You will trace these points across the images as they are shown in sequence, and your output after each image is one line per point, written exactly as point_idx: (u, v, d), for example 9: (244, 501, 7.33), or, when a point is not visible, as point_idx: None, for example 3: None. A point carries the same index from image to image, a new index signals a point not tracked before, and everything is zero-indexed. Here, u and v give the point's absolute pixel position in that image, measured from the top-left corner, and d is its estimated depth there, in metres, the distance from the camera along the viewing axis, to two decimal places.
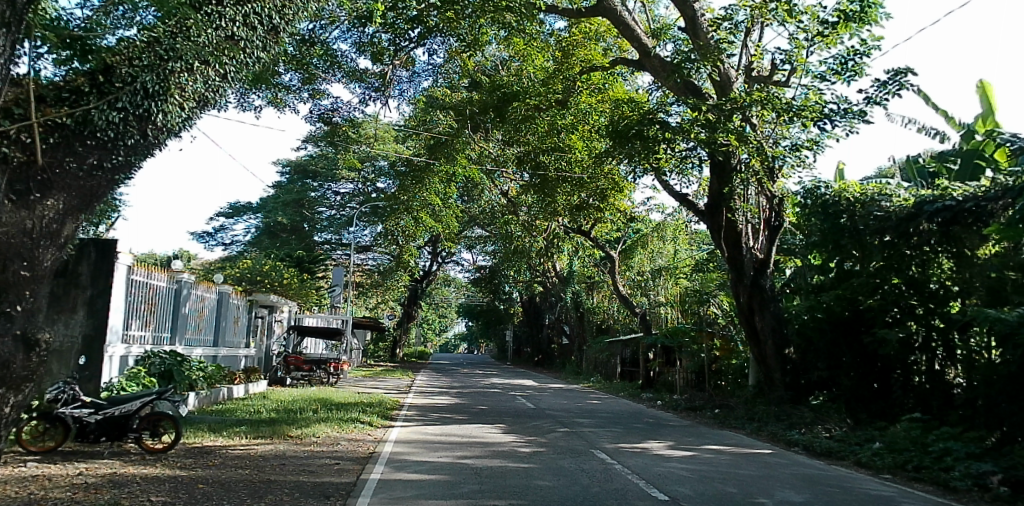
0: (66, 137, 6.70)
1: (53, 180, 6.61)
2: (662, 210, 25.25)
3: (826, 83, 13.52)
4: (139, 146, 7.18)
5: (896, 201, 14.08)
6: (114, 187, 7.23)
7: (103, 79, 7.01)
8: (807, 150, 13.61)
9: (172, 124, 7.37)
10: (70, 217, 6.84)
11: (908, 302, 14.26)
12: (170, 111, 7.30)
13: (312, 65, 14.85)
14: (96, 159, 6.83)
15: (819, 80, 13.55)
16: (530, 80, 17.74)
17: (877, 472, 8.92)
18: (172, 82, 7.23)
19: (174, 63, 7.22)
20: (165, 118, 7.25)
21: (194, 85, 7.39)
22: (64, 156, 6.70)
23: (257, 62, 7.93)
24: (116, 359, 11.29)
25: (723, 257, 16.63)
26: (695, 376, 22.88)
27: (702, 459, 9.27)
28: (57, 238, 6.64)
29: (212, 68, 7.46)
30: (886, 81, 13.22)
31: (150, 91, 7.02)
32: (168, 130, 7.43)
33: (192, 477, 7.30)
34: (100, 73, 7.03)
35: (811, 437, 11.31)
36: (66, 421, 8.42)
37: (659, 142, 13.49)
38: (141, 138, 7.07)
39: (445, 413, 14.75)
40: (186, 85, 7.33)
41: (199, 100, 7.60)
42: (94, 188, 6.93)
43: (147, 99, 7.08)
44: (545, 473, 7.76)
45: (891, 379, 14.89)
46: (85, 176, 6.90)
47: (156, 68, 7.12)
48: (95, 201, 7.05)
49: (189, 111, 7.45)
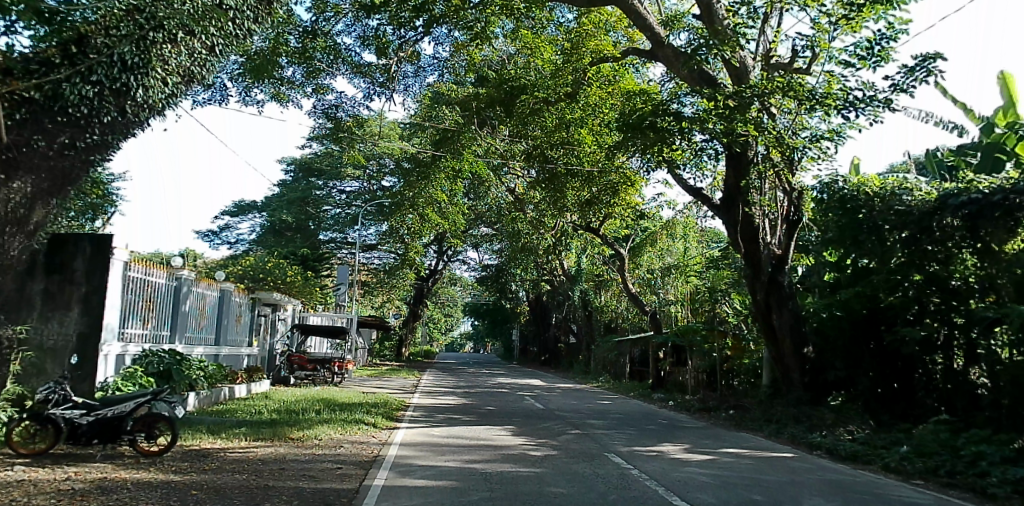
0: (34, 112, 6.75)
1: (20, 160, 6.66)
2: (672, 206, 24.78)
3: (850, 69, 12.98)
4: (117, 124, 7.28)
5: (919, 195, 13.53)
6: (88, 169, 7.39)
7: (75, 51, 6.92)
8: (828, 141, 13.09)
9: (153, 100, 7.40)
10: (40, 201, 6.95)
11: (929, 300, 13.72)
12: (151, 86, 7.31)
13: (316, 59, 14.53)
14: (68, 138, 6.92)
15: (843, 67, 13.02)
16: (540, 73, 17.07)
17: (907, 478, 8.47)
18: (154, 54, 7.19)
19: (156, 33, 7.18)
20: (145, 94, 7.27)
21: (178, 58, 7.44)
22: (31, 134, 6.76)
23: (245, 32, 7.96)
24: (112, 359, 11.02)
25: (740, 254, 16.14)
26: (707, 375, 22.40)
27: (723, 463, 8.83)
28: (26, 222, 6.79)
29: (196, 39, 7.48)
30: (913, 67, 12.72)
31: (129, 63, 7.03)
32: (151, 108, 7.49)
33: (186, 483, 6.91)
34: (74, 43, 6.91)
35: (833, 439, 10.87)
36: (57, 422, 8.10)
37: (673, 133, 13.04)
38: (119, 114, 7.16)
39: (452, 414, 14.33)
40: (170, 58, 7.38)
41: (184, 74, 7.66)
42: (65, 169, 7.04)
43: (126, 72, 7.08)
44: (559, 480, 7.36)
45: (912, 379, 14.53)
46: (56, 156, 6.99)
47: (136, 38, 7.07)
48: (70, 181, 7.19)
49: (174, 87, 7.56)
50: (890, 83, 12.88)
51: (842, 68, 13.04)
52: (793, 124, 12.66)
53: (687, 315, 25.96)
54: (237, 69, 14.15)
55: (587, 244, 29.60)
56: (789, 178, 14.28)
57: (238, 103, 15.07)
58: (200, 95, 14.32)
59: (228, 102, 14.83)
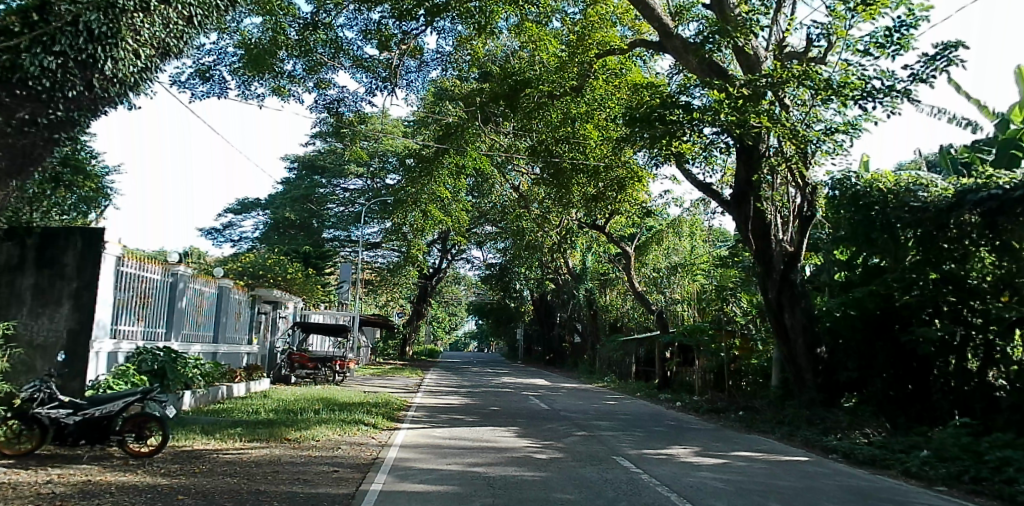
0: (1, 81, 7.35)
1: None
2: (680, 204, 24.43)
3: (869, 58, 12.52)
4: (84, 95, 7.86)
5: (935, 191, 13.10)
6: (53, 140, 7.85)
7: (37, 18, 7.47)
8: (843, 134, 12.71)
9: (122, 72, 7.89)
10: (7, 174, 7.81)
11: (947, 299, 13.24)
12: (120, 58, 7.80)
13: (317, 52, 14.25)
14: (30, 110, 7.59)
15: (861, 55, 12.59)
16: (544, 68, 16.83)
17: (930, 484, 8.10)
18: (121, 25, 7.62)
19: (125, 5, 7.62)
20: (113, 65, 7.76)
21: (149, 29, 7.89)
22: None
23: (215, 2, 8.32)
24: (104, 356, 10.73)
25: (752, 251, 15.75)
26: (714, 376, 22.05)
27: (736, 468, 8.47)
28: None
29: (166, 12, 7.96)
30: (934, 56, 12.30)
31: (94, 35, 7.48)
32: (121, 79, 8.01)
33: (174, 487, 6.60)
34: (35, 12, 7.47)
35: (849, 442, 10.49)
36: (43, 422, 7.81)
37: (683, 126, 12.63)
38: (85, 86, 7.72)
39: (455, 414, 14.00)
40: (140, 29, 7.83)
41: (156, 44, 8.14)
42: (28, 143, 7.88)
43: (93, 44, 7.56)
44: (566, 485, 7.01)
45: (928, 380, 14.09)
46: (18, 130, 7.71)
47: (104, 10, 7.49)
48: (31, 157, 8.05)
49: (145, 59, 8.04)
50: (910, 73, 12.47)
51: (859, 56, 12.61)
52: (807, 117, 12.16)
53: (693, 315, 25.65)
54: (236, 63, 13.87)
55: (593, 243, 29.24)
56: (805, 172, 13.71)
57: (238, 97, 14.81)
58: (198, 88, 14.06)
59: (227, 95, 14.60)
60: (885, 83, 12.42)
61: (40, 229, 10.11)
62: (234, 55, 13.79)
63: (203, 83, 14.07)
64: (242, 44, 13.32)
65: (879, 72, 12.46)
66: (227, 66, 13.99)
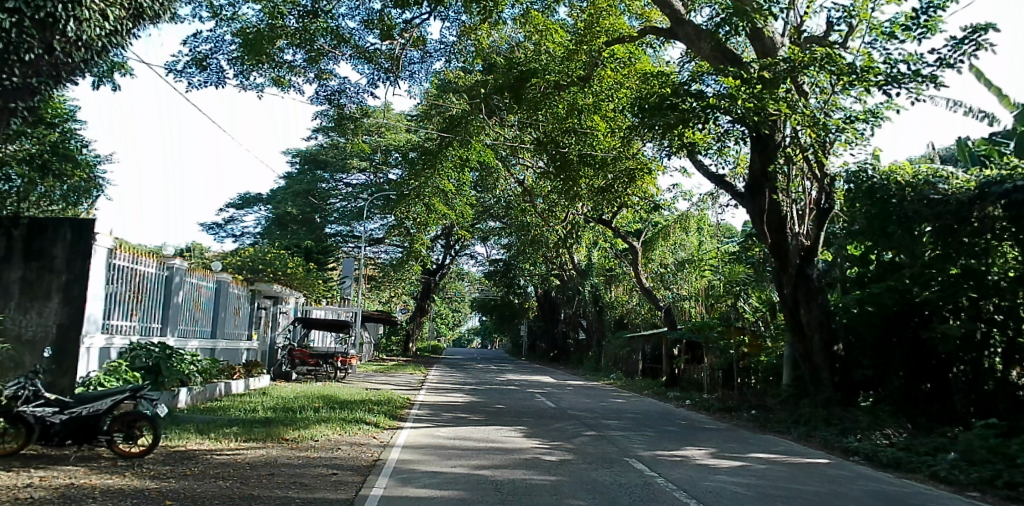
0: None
1: None
2: (689, 198, 23.91)
3: (895, 41, 12.04)
4: (45, 60, 7.67)
5: (956, 183, 12.67)
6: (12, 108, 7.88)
7: None
8: (862, 122, 12.28)
9: (88, 34, 7.72)
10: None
11: (968, 296, 12.76)
12: (82, 18, 7.54)
13: (319, 43, 13.88)
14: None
15: (885, 37, 12.12)
16: (551, 57, 16.39)
17: (961, 489, 7.69)
18: None
19: None
20: (75, 26, 7.49)
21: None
22: None
23: None
24: (95, 352, 10.33)
25: (767, 245, 15.30)
26: (723, 374, 21.64)
27: (755, 471, 8.06)
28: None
29: None
30: (961, 40, 11.85)
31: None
32: (85, 42, 7.83)
33: (162, 491, 6.20)
34: None
35: (871, 444, 10.07)
36: (28, 421, 7.43)
37: (694, 118, 12.19)
38: (46, 49, 7.48)
39: (460, 413, 13.59)
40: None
41: (124, 7, 8.09)
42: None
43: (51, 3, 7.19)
44: (579, 490, 6.60)
45: (947, 379, 13.58)
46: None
47: None
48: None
49: (112, 21, 7.95)
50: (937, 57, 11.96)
51: (883, 38, 12.15)
52: (825, 105, 11.99)
53: (702, 311, 25.24)
54: (234, 51, 13.55)
55: (599, 237, 28.80)
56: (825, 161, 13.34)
57: (236, 87, 14.41)
58: (194, 77, 13.75)
59: (225, 85, 14.18)
60: (910, 68, 11.97)
61: (27, 220, 9.86)
62: (231, 43, 13.47)
63: (200, 72, 13.74)
64: (241, 32, 13.13)
65: (903, 56, 12.02)
66: (224, 55, 13.64)
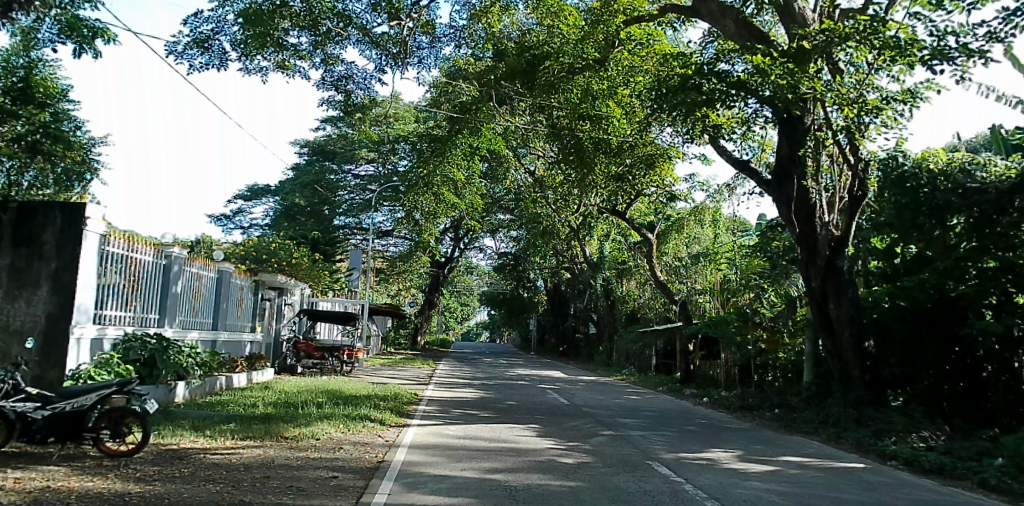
0: None
1: None
2: (706, 188, 23.15)
3: (942, 12, 11.33)
4: None
5: (995, 171, 12.05)
6: None
7: None
8: (900, 103, 11.67)
9: None
10: None
11: (1006, 287, 12.15)
12: None
13: (326, 24, 13.19)
14: None
15: (933, 7, 11.39)
16: (564, 40, 15.81)
17: (1015, 499, 7.04)
18: None
19: None
20: None
21: None
22: None
23: None
24: (86, 343, 9.91)
25: (794, 235, 14.55)
26: (740, 370, 21.03)
27: (789, 477, 7.46)
28: None
29: None
30: (1014, 12, 11.12)
31: None
32: None
33: (143, 496, 5.67)
34: None
35: (909, 448, 9.42)
36: (8, 417, 6.85)
37: (716, 100, 11.64)
38: None
39: (470, 410, 13.02)
40: None
41: None
42: None
43: None
44: (600, 498, 6.01)
45: (982, 379, 12.85)
46: None
47: None
48: None
49: None
50: (987, 32, 11.26)
51: (932, 9, 11.41)
52: (861, 84, 11.38)
53: (717, 306, 24.61)
54: (237, 32, 12.96)
55: (612, 229, 28.20)
56: (863, 142, 12.66)
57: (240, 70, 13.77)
58: (195, 60, 13.17)
59: (228, 68, 13.54)
60: (958, 42, 11.23)
61: (16, 204, 9.38)
62: (233, 24, 12.88)
63: (202, 54, 13.19)
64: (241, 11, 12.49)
65: (950, 29, 11.32)
66: (227, 36, 13.06)
